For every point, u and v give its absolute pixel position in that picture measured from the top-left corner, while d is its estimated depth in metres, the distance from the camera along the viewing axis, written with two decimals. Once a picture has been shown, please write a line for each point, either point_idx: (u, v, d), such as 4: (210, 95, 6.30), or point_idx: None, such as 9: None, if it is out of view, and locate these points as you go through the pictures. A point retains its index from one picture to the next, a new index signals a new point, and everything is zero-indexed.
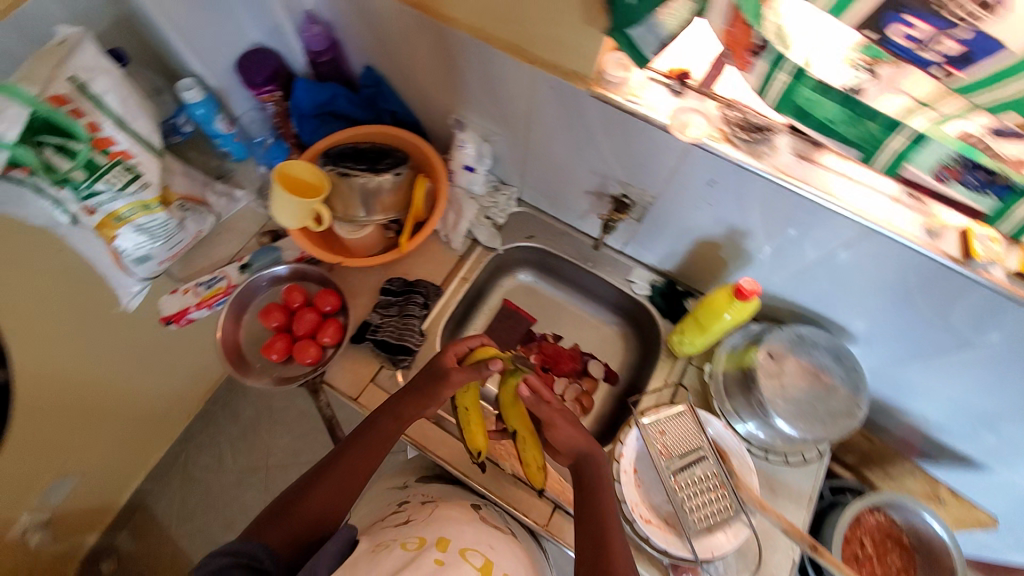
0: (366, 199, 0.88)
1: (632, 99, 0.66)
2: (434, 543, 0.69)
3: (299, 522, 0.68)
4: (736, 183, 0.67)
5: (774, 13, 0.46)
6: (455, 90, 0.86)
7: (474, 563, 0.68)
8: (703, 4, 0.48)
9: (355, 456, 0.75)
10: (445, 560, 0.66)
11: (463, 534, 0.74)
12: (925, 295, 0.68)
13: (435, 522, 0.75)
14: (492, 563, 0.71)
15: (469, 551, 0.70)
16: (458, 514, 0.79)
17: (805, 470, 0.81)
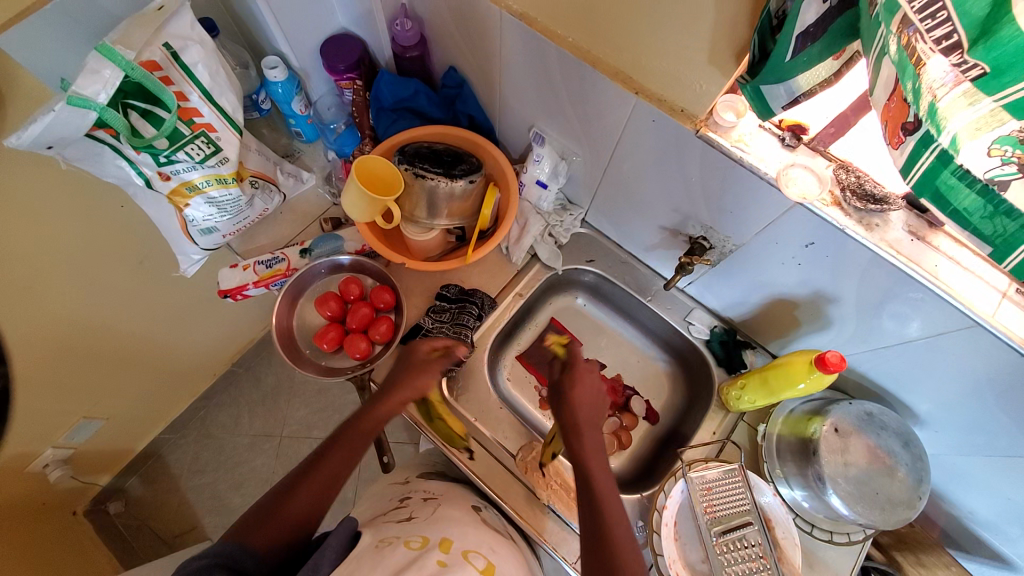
0: (436, 203, 0.86)
1: (740, 146, 0.63)
2: (437, 544, 0.66)
3: (279, 527, 0.61)
4: (835, 250, 0.64)
5: (932, 84, 0.38)
6: (541, 105, 0.83)
7: (476, 566, 0.66)
8: (878, 61, 0.43)
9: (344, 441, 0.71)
10: (447, 561, 0.64)
11: (465, 535, 0.71)
12: (1017, 399, 0.63)
13: (437, 521, 0.73)
14: (494, 566, 0.69)
15: (471, 553, 0.68)
16: (458, 513, 0.77)
17: (846, 549, 0.78)
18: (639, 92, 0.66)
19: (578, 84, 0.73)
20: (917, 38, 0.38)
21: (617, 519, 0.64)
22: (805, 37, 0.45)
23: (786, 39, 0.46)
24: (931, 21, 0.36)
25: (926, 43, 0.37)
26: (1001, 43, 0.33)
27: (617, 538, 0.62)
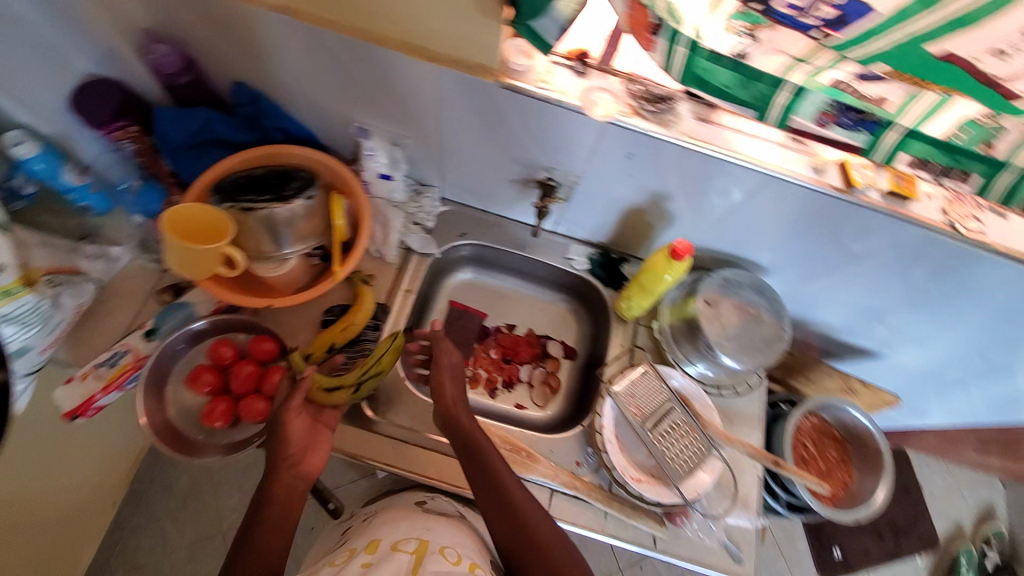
0: (280, 231, 0.79)
1: (542, 86, 0.67)
2: (364, 548, 0.68)
3: None
4: (652, 154, 0.71)
5: None
6: (348, 96, 0.80)
7: (406, 551, 0.66)
8: None
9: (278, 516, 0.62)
10: (372, 561, 0.64)
11: (394, 530, 0.71)
12: (820, 225, 0.76)
13: (372, 527, 0.73)
14: (426, 541, 0.68)
15: (401, 542, 0.68)
16: (397, 513, 0.76)
17: (751, 394, 0.91)
18: (433, 58, 0.68)
19: (371, 67, 0.73)
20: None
21: (523, 499, 0.68)
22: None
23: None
24: None
25: None
26: None
27: (531, 520, 0.66)
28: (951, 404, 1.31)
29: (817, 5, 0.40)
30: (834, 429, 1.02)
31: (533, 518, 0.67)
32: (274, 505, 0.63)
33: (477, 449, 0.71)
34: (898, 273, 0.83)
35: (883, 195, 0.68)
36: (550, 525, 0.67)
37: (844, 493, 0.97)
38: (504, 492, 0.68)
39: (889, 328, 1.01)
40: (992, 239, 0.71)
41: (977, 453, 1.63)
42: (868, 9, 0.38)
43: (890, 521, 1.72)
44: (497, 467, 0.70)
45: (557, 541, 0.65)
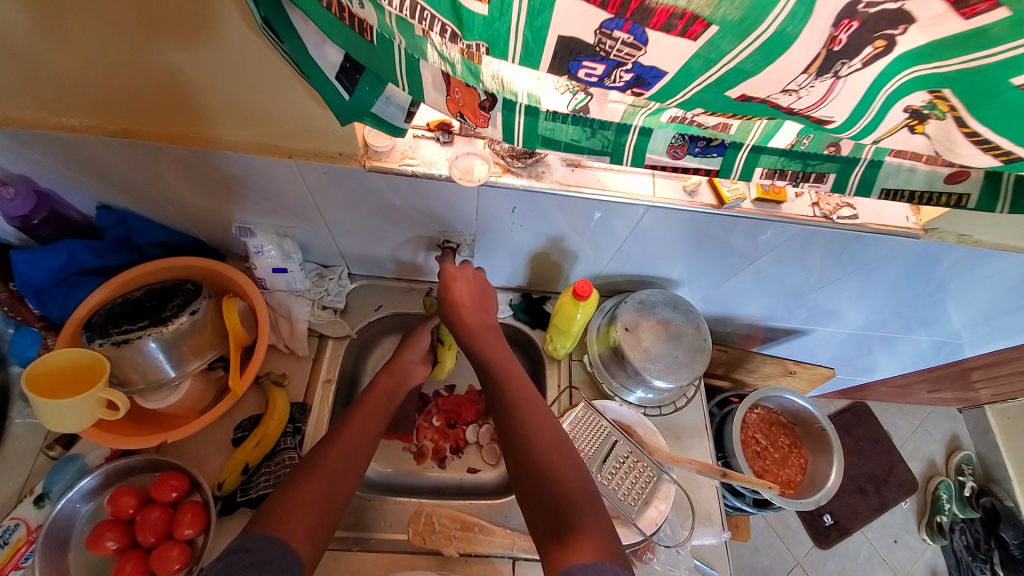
0: (165, 356, 0.74)
1: (408, 161, 0.66)
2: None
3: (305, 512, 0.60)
4: (534, 206, 0.72)
5: (487, 65, 0.43)
6: (220, 200, 0.76)
7: None
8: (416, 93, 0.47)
9: (364, 418, 0.73)
10: None
11: None
12: (710, 238, 0.79)
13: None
14: None
15: None
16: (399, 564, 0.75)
17: (692, 405, 0.93)
18: (291, 154, 0.66)
19: (234, 171, 0.69)
20: (427, 31, 0.39)
21: (553, 453, 0.61)
22: (345, 75, 0.48)
23: (329, 80, 0.48)
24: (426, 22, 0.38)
25: (438, 38, 0.39)
26: (473, 25, 0.36)
27: (556, 476, 0.60)
28: (888, 358, 1.37)
29: (617, 74, 0.37)
30: (780, 415, 1.07)
31: (559, 468, 0.60)
32: (363, 414, 0.73)
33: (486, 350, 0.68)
34: (793, 265, 0.87)
35: (754, 203, 0.72)
36: (580, 484, 0.60)
37: (803, 477, 1.00)
38: (528, 443, 0.62)
39: (807, 309, 1.06)
40: (863, 220, 0.75)
41: (929, 394, 1.68)
42: (661, 71, 0.36)
43: (870, 477, 1.68)
44: (528, 412, 0.64)
45: (581, 498, 0.58)
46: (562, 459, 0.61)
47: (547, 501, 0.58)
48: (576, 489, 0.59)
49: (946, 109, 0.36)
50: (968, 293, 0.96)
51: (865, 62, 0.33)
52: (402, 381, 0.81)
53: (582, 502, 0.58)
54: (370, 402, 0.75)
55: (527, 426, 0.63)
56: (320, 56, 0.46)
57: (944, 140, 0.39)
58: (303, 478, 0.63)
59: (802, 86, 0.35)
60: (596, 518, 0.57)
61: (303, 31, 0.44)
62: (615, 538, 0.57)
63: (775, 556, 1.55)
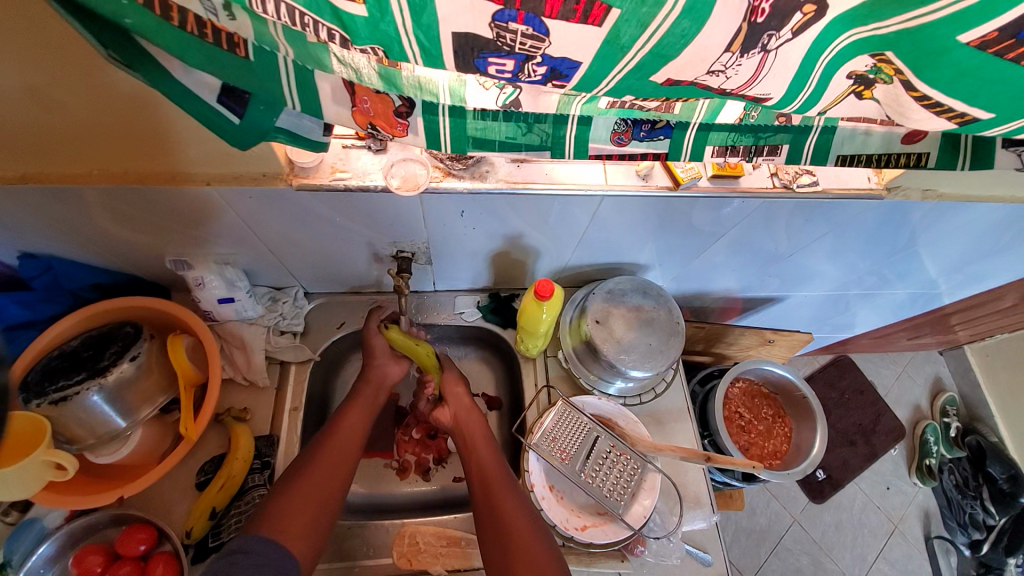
0: (111, 408, 0.69)
1: (340, 175, 0.62)
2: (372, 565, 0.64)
3: (295, 515, 0.62)
4: (483, 207, 0.68)
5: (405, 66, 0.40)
6: (149, 233, 0.71)
7: None
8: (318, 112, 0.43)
9: (350, 425, 0.72)
10: None
11: None
12: (671, 220, 0.76)
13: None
14: None
15: None
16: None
17: (672, 389, 0.92)
18: (208, 181, 0.62)
19: (154, 204, 0.64)
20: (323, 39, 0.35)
21: (513, 514, 0.67)
22: (229, 97, 0.42)
23: (212, 107, 0.42)
24: (309, 29, 0.32)
25: (336, 45, 0.35)
26: (357, 29, 0.32)
27: (518, 535, 0.65)
28: (867, 314, 1.36)
29: (529, 67, 0.33)
30: (762, 387, 1.06)
31: (513, 519, 0.67)
32: (349, 419, 0.73)
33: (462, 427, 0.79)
34: (759, 237, 0.85)
35: (711, 181, 0.69)
36: (529, 525, 0.67)
37: (790, 446, 1.00)
38: (487, 488, 0.70)
39: (779, 277, 1.04)
40: (825, 186, 0.72)
41: (910, 341, 1.69)
42: (576, 62, 0.32)
43: (857, 428, 1.69)
44: (493, 479, 0.71)
45: (541, 554, 0.64)
46: (513, 502, 0.69)
47: (500, 543, 0.65)
48: (526, 530, 0.66)
49: (891, 72, 0.33)
50: (939, 244, 0.95)
51: (796, 31, 0.30)
52: (379, 396, 0.78)
53: (531, 540, 0.65)
54: (352, 416, 0.74)
55: (488, 474, 0.72)
56: (193, 81, 0.40)
57: (894, 105, 0.36)
58: (284, 492, 0.64)
59: (728, 65, 0.31)
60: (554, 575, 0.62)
61: (168, 65, 0.38)
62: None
63: (772, 516, 1.55)
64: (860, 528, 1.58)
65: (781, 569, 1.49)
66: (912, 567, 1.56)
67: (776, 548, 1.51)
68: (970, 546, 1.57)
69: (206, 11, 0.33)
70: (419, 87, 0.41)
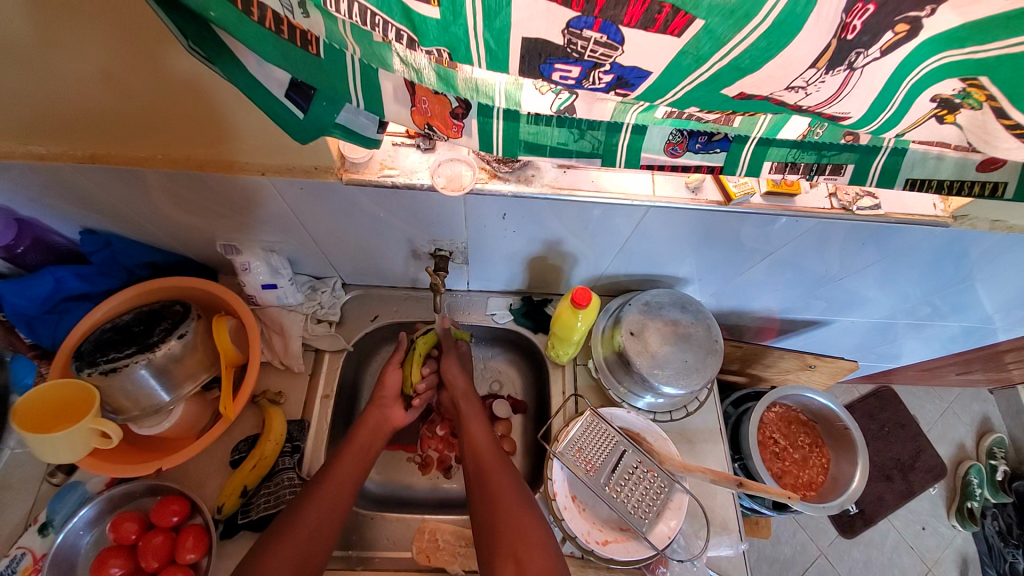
0: (157, 382, 0.73)
1: (389, 171, 0.63)
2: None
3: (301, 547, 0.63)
4: (524, 211, 0.68)
5: (467, 68, 0.39)
6: (204, 218, 0.75)
7: None
8: (377, 111, 0.43)
9: (353, 454, 0.75)
10: None
11: None
12: (717, 235, 0.74)
13: None
14: None
15: None
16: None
17: (704, 408, 0.89)
18: (262, 171, 0.64)
19: (211, 190, 0.67)
20: (390, 39, 0.35)
21: (505, 488, 0.70)
22: (297, 92, 0.43)
23: (279, 101, 0.43)
24: (380, 29, 0.33)
25: (404, 45, 0.36)
26: (428, 33, 0.32)
27: (508, 504, 0.68)
28: (915, 345, 1.28)
29: (596, 76, 0.33)
30: (799, 413, 1.02)
31: (504, 492, 0.70)
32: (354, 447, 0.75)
33: (458, 402, 0.84)
34: (808, 258, 0.81)
35: (764, 198, 0.66)
36: (519, 500, 0.69)
37: (826, 478, 0.95)
38: (479, 459, 0.75)
39: (826, 300, 0.99)
40: (886, 210, 0.69)
41: (957, 377, 1.58)
42: (646, 72, 0.31)
43: (895, 462, 1.58)
44: (486, 456, 0.75)
45: (530, 525, 0.66)
46: (502, 475, 0.72)
47: (488, 514, 0.68)
48: (513, 502, 0.69)
49: (982, 98, 0.31)
50: (1005, 278, 0.88)
51: (886, 50, 0.28)
52: (381, 425, 0.80)
53: (518, 510, 0.68)
54: (361, 434, 0.78)
55: (478, 448, 0.76)
56: (264, 74, 0.41)
57: (981, 132, 0.33)
58: (283, 527, 0.65)
59: (811, 82, 0.30)
60: (542, 545, 0.65)
61: (242, 57, 0.39)
62: (558, 564, 0.64)
63: (797, 547, 1.48)
64: (892, 568, 1.49)
65: None
66: None
67: None
68: None
69: (283, 7, 0.33)
70: (476, 88, 0.41)
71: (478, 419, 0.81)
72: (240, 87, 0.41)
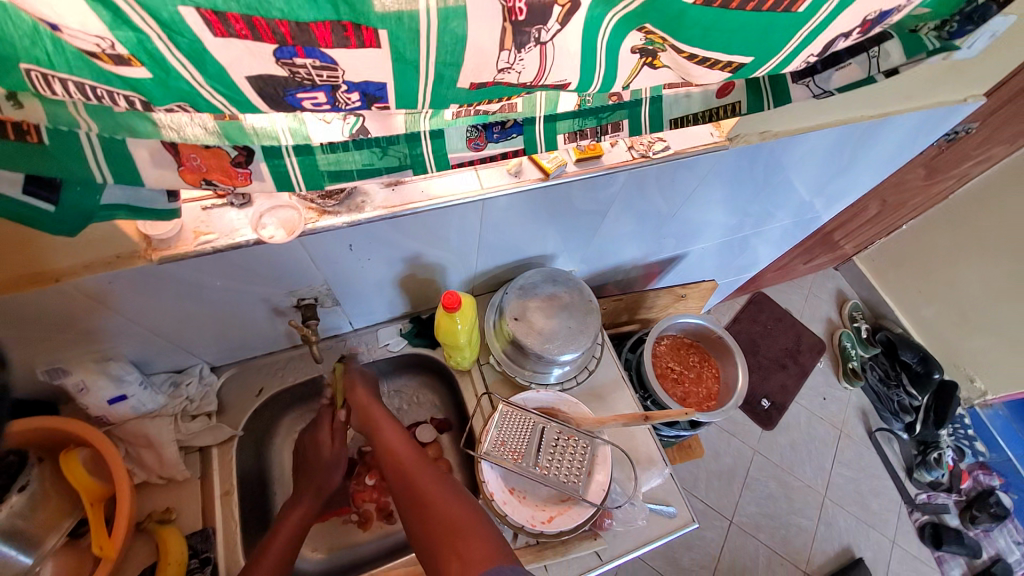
0: (10, 546, 0.64)
1: (206, 237, 0.59)
2: None
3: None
4: (369, 236, 0.68)
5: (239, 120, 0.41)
6: (6, 349, 0.64)
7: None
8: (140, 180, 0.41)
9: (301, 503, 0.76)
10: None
11: None
12: (556, 208, 0.80)
13: None
14: None
15: None
16: None
17: (604, 363, 0.96)
18: (59, 276, 0.57)
19: (1, 317, 0.58)
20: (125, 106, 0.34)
21: (432, 487, 0.69)
22: (38, 185, 0.39)
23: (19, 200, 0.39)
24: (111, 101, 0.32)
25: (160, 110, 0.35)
26: (159, 93, 0.32)
27: (438, 506, 0.67)
28: (762, 249, 1.50)
29: (344, 95, 0.35)
30: (686, 338, 1.13)
31: (436, 496, 0.68)
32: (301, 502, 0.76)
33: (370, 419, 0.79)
34: (640, 205, 0.91)
35: (577, 165, 0.74)
36: (457, 501, 0.67)
37: (720, 384, 1.08)
38: (402, 468, 0.73)
39: (675, 236, 1.12)
40: (679, 147, 0.80)
41: (806, 265, 1.87)
42: (382, 83, 0.34)
43: (785, 352, 1.85)
44: (412, 470, 0.72)
45: (463, 515, 0.65)
46: (430, 480, 0.70)
47: (422, 520, 0.66)
48: (444, 499, 0.67)
49: (660, 41, 0.37)
50: (796, 173, 1.07)
51: (562, 21, 0.32)
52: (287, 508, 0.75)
53: (450, 506, 0.66)
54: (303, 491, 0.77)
55: (398, 456, 0.74)
56: None
57: (681, 68, 0.41)
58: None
59: (512, 62, 0.34)
60: (479, 529, 0.63)
61: None
62: (500, 538, 0.63)
63: (735, 453, 1.65)
64: (808, 440, 1.72)
65: (754, 499, 1.59)
66: (857, 461, 1.72)
67: (746, 481, 1.61)
68: (907, 429, 1.74)
69: None
70: (256, 133, 0.42)
71: (395, 431, 0.77)
72: None
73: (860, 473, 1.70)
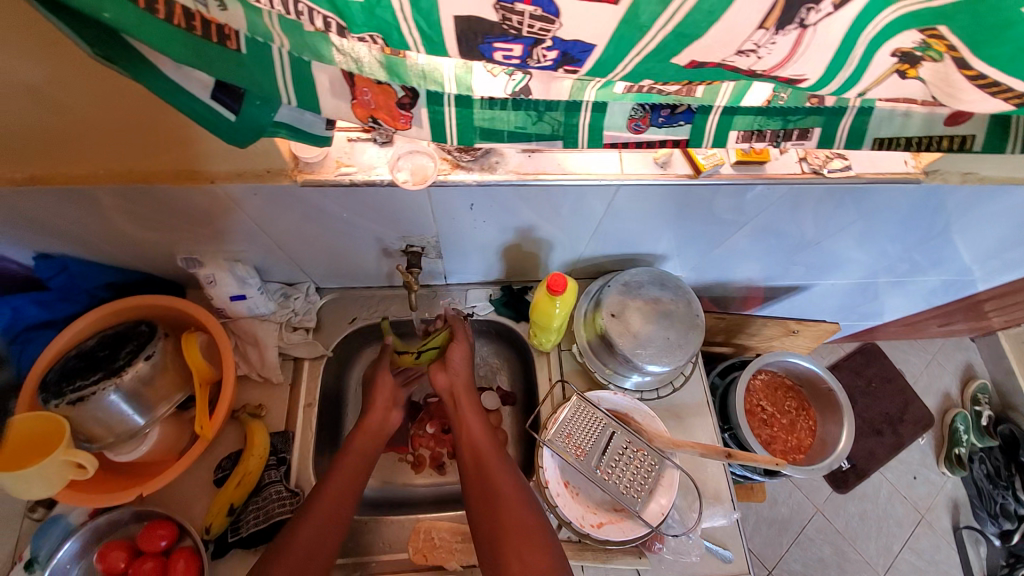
0: (130, 406, 0.71)
1: (346, 169, 0.60)
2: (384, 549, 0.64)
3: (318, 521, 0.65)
4: (493, 199, 0.66)
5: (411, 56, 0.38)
6: (162, 232, 0.71)
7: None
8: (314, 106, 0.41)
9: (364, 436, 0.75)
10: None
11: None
12: (690, 210, 0.72)
13: None
14: None
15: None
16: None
17: (691, 383, 0.89)
18: (213, 179, 0.61)
19: (164, 204, 0.64)
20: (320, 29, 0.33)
21: (504, 481, 0.69)
22: (224, 93, 0.40)
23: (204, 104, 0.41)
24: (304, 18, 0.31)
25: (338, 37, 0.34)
26: (357, 18, 0.29)
27: (510, 503, 0.67)
28: (898, 301, 1.30)
29: (540, 53, 0.31)
30: (785, 378, 1.02)
31: (508, 492, 0.68)
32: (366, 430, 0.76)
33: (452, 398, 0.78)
34: (782, 225, 0.80)
35: (734, 167, 0.65)
36: (528, 505, 0.68)
37: (813, 439, 0.97)
38: (478, 455, 0.72)
39: (805, 266, 0.99)
40: (858, 171, 0.68)
41: (941, 329, 1.61)
42: (591, 46, 0.29)
43: (884, 417, 1.63)
44: (488, 458, 0.72)
45: (531, 521, 0.66)
46: (508, 478, 0.69)
47: (493, 512, 0.66)
48: (517, 501, 0.67)
49: (941, 50, 0.29)
50: (981, 228, 0.88)
51: (837, 4, 0.27)
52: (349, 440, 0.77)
53: (523, 510, 0.66)
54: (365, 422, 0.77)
55: (476, 443, 0.74)
56: (183, 77, 0.38)
57: (943, 86, 0.32)
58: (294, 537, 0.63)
59: (761, 44, 0.29)
60: (544, 541, 0.64)
61: (155, 61, 0.36)
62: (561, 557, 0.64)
63: (794, 506, 1.52)
64: (884, 518, 1.53)
65: (803, 558, 1.46)
66: (938, 558, 1.51)
67: (798, 538, 1.48)
68: (1001, 536, 1.51)
69: (196, 2, 0.31)
70: (423, 75, 0.39)
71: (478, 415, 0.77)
72: (157, 91, 0.38)
73: (935, 571, 1.50)
